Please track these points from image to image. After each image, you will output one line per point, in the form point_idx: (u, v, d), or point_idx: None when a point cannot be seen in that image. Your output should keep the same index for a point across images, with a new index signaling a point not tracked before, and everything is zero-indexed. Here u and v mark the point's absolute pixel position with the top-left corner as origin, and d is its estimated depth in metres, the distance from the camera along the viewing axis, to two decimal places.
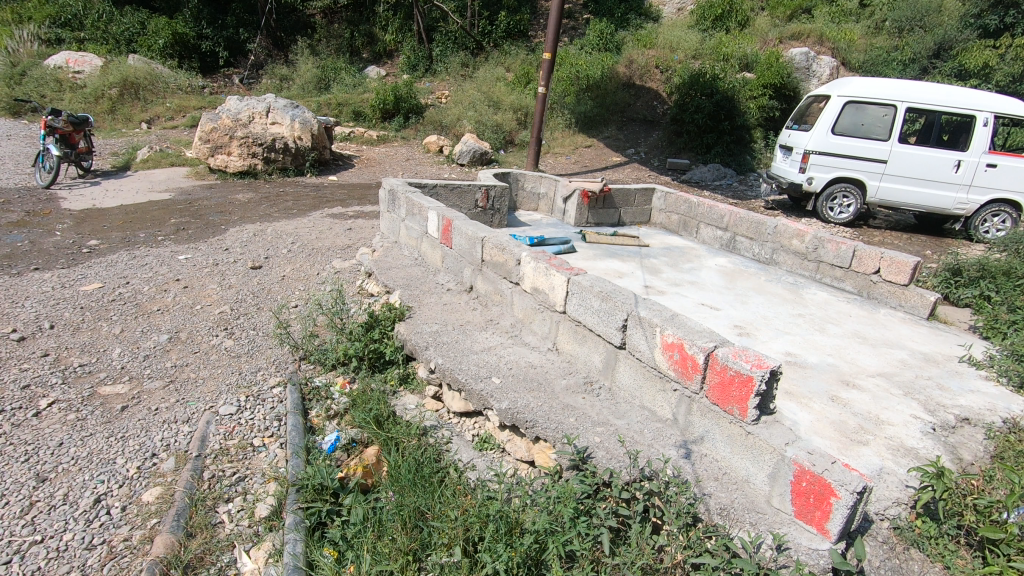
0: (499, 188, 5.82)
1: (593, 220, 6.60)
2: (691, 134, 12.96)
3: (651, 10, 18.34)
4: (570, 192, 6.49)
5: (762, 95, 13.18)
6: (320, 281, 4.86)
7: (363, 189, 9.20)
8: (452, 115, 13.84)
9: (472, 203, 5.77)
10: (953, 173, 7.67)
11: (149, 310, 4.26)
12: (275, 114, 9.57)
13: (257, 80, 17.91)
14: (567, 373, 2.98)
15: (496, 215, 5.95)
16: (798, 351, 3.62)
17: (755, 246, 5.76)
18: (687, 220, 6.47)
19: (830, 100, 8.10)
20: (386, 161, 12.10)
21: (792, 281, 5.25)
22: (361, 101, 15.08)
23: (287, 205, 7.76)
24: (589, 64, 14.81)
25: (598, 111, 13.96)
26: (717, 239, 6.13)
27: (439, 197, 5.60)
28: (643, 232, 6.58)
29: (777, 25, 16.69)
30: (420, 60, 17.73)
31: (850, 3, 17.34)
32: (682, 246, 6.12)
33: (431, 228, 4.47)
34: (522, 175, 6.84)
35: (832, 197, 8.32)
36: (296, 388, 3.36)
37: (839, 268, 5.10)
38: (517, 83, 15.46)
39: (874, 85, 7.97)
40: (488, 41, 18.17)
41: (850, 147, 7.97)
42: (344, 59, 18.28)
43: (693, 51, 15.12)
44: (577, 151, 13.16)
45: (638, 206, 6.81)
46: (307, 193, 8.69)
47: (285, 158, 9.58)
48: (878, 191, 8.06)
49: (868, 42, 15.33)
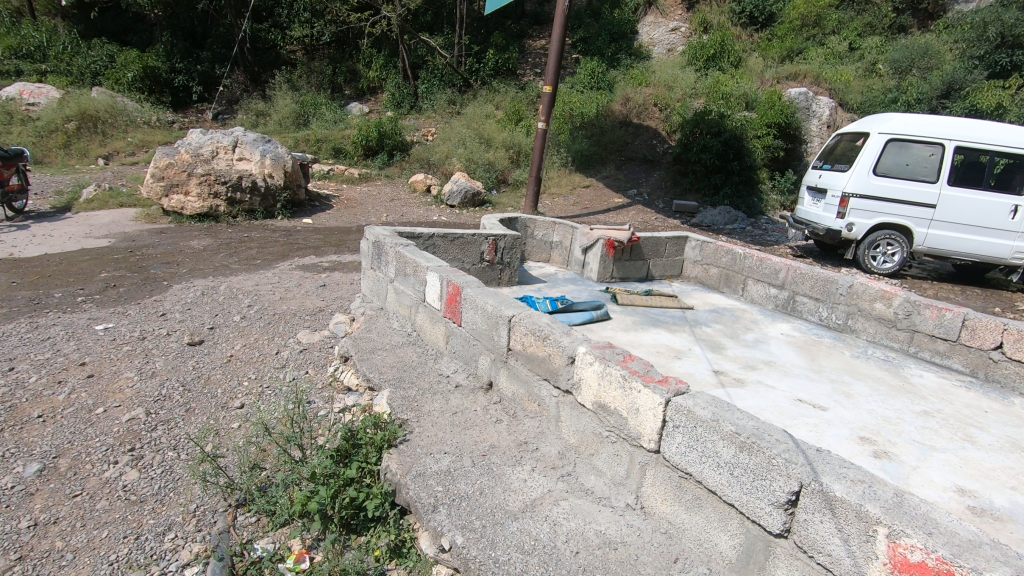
0: (510, 237, 4.73)
1: (619, 274, 5.51)
2: (697, 174, 12.17)
3: (641, 51, 17.92)
4: (591, 242, 5.41)
5: (767, 134, 12.58)
6: (278, 365, 3.63)
7: (341, 234, 8.06)
8: (440, 152, 12.92)
9: (477, 256, 4.65)
10: (1009, 220, 6.90)
11: (24, 418, 2.96)
12: (243, 149, 8.56)
13: (232, 115, 16.92)
14: (672, 563, 1.80)
15: (505, 270, 4.82)
16: (972, 486, 2.50)
17: (822, 309, 4.76)
18: (730, 274, 5.46)
19: (869, 138, 7.24)
20: (368, 201, 11.01)
21: (883, 357, 4.19)
22: (342, 138, 14.23)
23: (250, 254, 6.55)
24: (583, 103, 14.16)
25: (595, 150, 13.16)
26: (770, 300, 5.12)
27: (436, 249, 4.45)
28: (678, 288, 5.54)
29: (771, 66, 16.33)
30: (405, 97, 17.04)
31: (841, 46, 17.09)
32: (730, 307, 5.06)
33: (431, 296, 3.34)
34: (531, 220, 5.75)
35: (875, 245, 7.40)
36: (221, 567, 2.08)
37: (943, 340, 4.08)
38: (507, 121, 14.68)
39: (916, 121, 7.16)
40: (475, 79, 17.54)
41: (894, 190, 7.10)
42: (325, 95, 17.42)
43: (691, 89, 14.52)
44: (575, 191, 12.28)
45: (669, 256, 5.76)
46: (276, 237, 7.52)
47: (253, 198, 8.42)
48: (926, 239, 7.18)
49: (866, 83, 14.83)
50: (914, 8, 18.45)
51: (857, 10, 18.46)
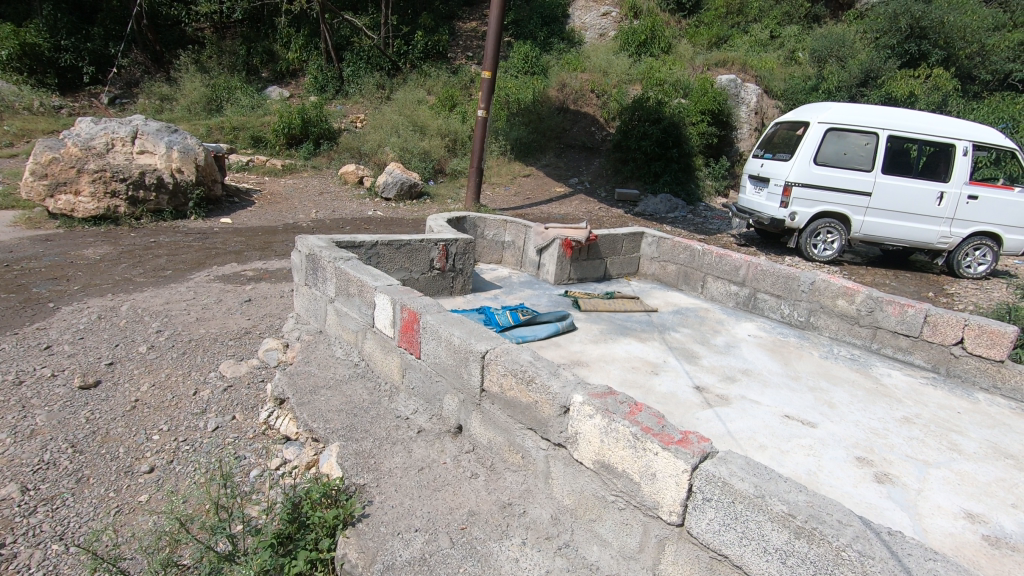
0: (462, 241, 4.29)
1: (576, 274, 5.20)
2: (637, 162, 12.12)
3: (573, 35, 17.68)
4: (547, 241, 5.05)
5: (701, 121, 12.70)
6: (197, 411, 3.03)
7: (266, 235, 7.29)
8: (372, 141, 12.15)
9: (426, 264, 4.19)
10: (936, 206, 7.19)
11: None
12: (145, 140, 7.64)
13: (132, 100, 15.26)
14: None
15: (458, 278, 4.39)
16: (979, 510, 2.37)
17: (784, 306, 4.66)
18: (688, 271, 5.29)
19: (809, 127, 7.30)
20: (294, 196, 10.15)
21: (849, 356, 4.12)
22: (261, 125, 13.15)
23: (159, 263, 5.73)
24: (519, 88, 13.76)
25: (534, 138, 12.81)
26: (730, 297, 5.00)
27: (381, 260, 3.96)
28: (637, 288, 5.31)
29: (699, 52, 16.55)
30: (329, 80, 16.01)
31: (763, 34, 17.56)
32: (692, 307, 4.89)
33: (381, 321, 2.89)
34: (481, 218, 5.32)
35: (816, 233, 7.52)
36: None
37: (905, 336, 4.06)
38: (441, 107, 14.02)
39: (852, 111, 7.29)
40: (404, 62, 16.68)
41: (833, 178, 7.21)
42: (239, 77, 16.01)
43: (626, 75, 14.41)
44: (516, 181, 11.92)
45: (626, 254, 5.51)
46: (190, 242, 6.67)
47: (160, 196, 7.43)
48: (863, 226, 7.37)
49: (787, 70, 15.25)
50: None
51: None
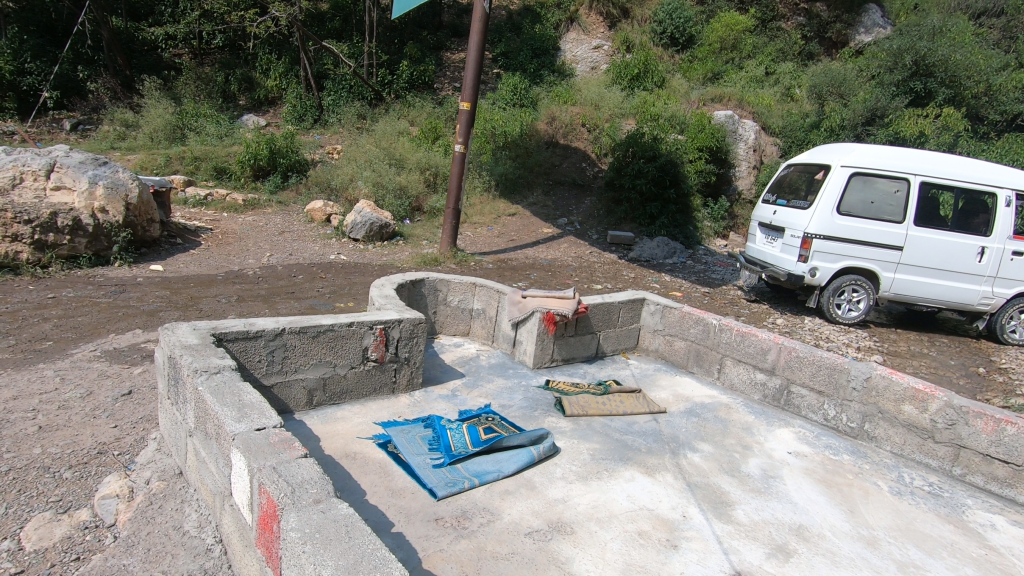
0: (408, 323, 3.22)
1: (561, 354, 4.13)
2: (631, 202, 11.20)
3: (564, 68, 17.02)
4: (523, 314, 3.97)
5: (699, 158, 11.86)
6: None
7: (199, 288, 6.17)
8: (343, 175, 11.13)
9: (357, 355, 3.11)
10: (977, 263, 6.26)
11: None
12: (63, 174, 6.57)
13: (94, 126, 14.24)
14: None
15: (402, 370, 3.30)
16: None
17: (828, 406, 3.61)
18: (701, 349, 4.23)
19: (830, 171, 6.38)
20: (250, 235, 9.07)
21: (928, 487, 3.06)
22: (226, 156, 12.17)
23: (42, 331, 4.59)
24: (505, 120, 12.91)
25: (521, 173, 11.89)
26: (757, 388, 3.94)
27: (290, 353, 2.87)
28: (638, 371, 4.24)
29: (694, 87, 15.93)
30: (307, 110, 15.14)
31: (758, 70, 16.95)
32: (710, 402, 3.82)
33: (239, 497, 1.79)
34: (443, 281, 4.28)
35: (840, 291, 6.50)
36: None
37: (1002, 463, 3.00)
38: (423, 139, 13.13)
39: (877, 153, 6.41)
40: (388, 92, 15.87)
41: (860, 230, 6.26)
42: (212, 105, 15.12)
43: (619, 109, 13.64)
44: (500, 221, 10.96)
45: (623, 326, 4.46)
46: (100, 297, 5.55)
47: (76, 240, 6.36)
48: (893, 284, 6.38)
49: (785, 107, 14.62)
50: (821, 35, 18.73)
51: (769, 36, 18.43)
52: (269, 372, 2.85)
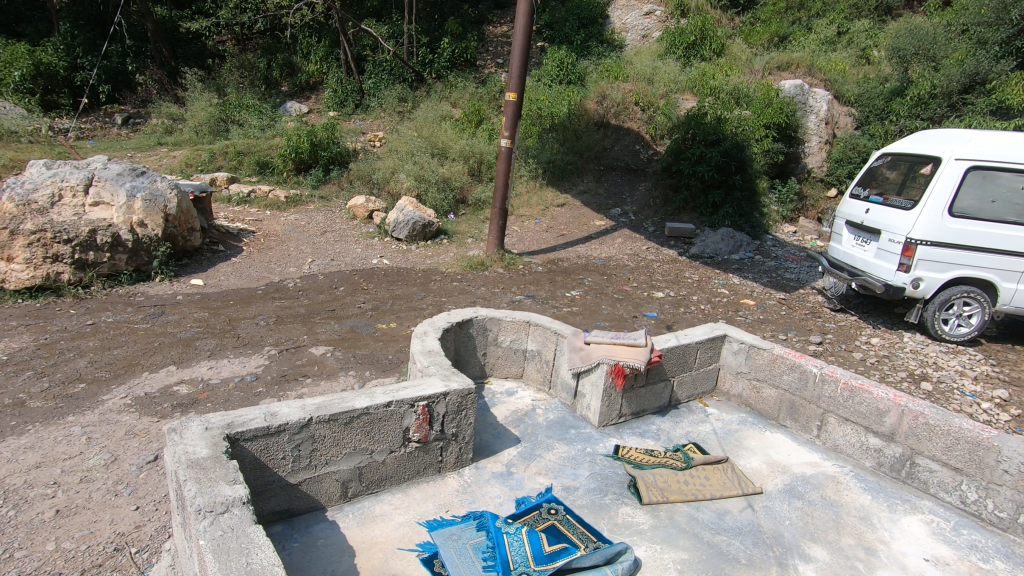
0: (453, 395, 2.73)
1: (629, 408, 3.58)
2: (691, 190, 10.29)
3: (613, 37, 15.88)
4: (587, 365, 3.42)
5: (766, 136, 10.76)
6: None
7: (238, 306, 5.90)
8: (385, 168, 10.69)
9: (396, 438, 2.65)
10: None
11: None
12: (101, 188, 6.42)
13: (144, 120, 14.27)
14: None
15: (448, 447, 2.83)
16: None
17: (968, 487, 2.94)
18: (797, 401, 3.58)
19: (941, 164, 5.42)
20: (293, 236, 8.80)
21: None
22: (268, 149, 11.96)
23: (77, 369, 4.39)
24: (552, 99, 12.11)
25: (570, 159, 11.15)
26: (870, 453, 3.28)
27: (320, 444, 2.45)
28: (720, 427, 3.63)
29: (756, 53, 14.57)
30: (348, 94, 14.72)
31: (830, 30, 15.30)
32: (814, 473, 3.20)
33: None
34: (493, 320, 3.76)
35: (947, 305, 5.60)
36: None
37: None
38: (466, 123, 12.54)
39: (1000, 141, 5.41)
40: (429, 71, 15.19)
41: (977, 234, 5.33)
42: (254, 94, 14.93)
43: (675, 83, 12.56)
44: (549, 212, 10.32)
45: (700, 368, 3.84)
46: (137, 322, 5.34)
47: (117, 257, 6.17)
48: (1014, 297, 5.44)
49: (862, 71, 13.14)
50: None
51: None
52: (295, 469, 2.44)
